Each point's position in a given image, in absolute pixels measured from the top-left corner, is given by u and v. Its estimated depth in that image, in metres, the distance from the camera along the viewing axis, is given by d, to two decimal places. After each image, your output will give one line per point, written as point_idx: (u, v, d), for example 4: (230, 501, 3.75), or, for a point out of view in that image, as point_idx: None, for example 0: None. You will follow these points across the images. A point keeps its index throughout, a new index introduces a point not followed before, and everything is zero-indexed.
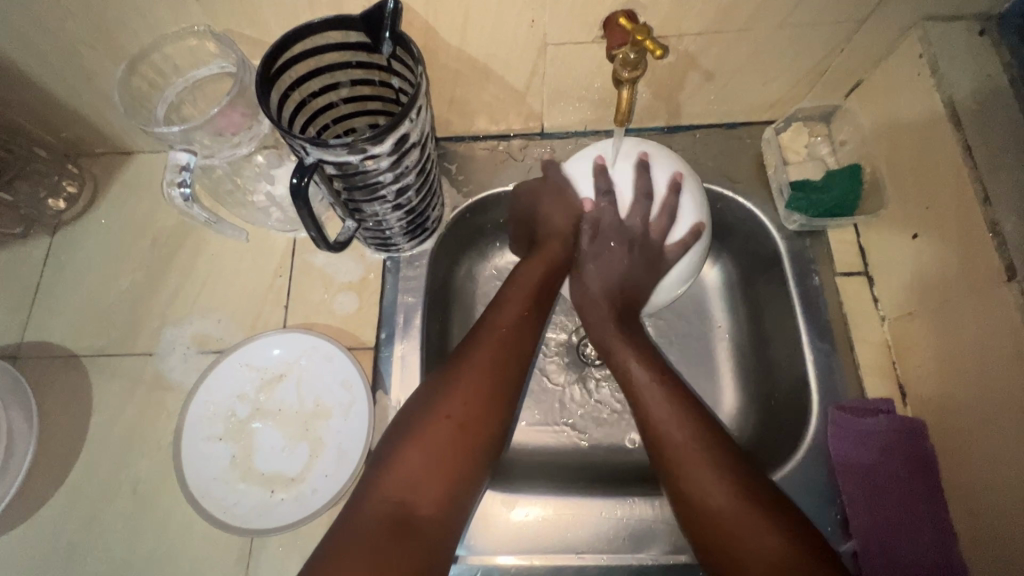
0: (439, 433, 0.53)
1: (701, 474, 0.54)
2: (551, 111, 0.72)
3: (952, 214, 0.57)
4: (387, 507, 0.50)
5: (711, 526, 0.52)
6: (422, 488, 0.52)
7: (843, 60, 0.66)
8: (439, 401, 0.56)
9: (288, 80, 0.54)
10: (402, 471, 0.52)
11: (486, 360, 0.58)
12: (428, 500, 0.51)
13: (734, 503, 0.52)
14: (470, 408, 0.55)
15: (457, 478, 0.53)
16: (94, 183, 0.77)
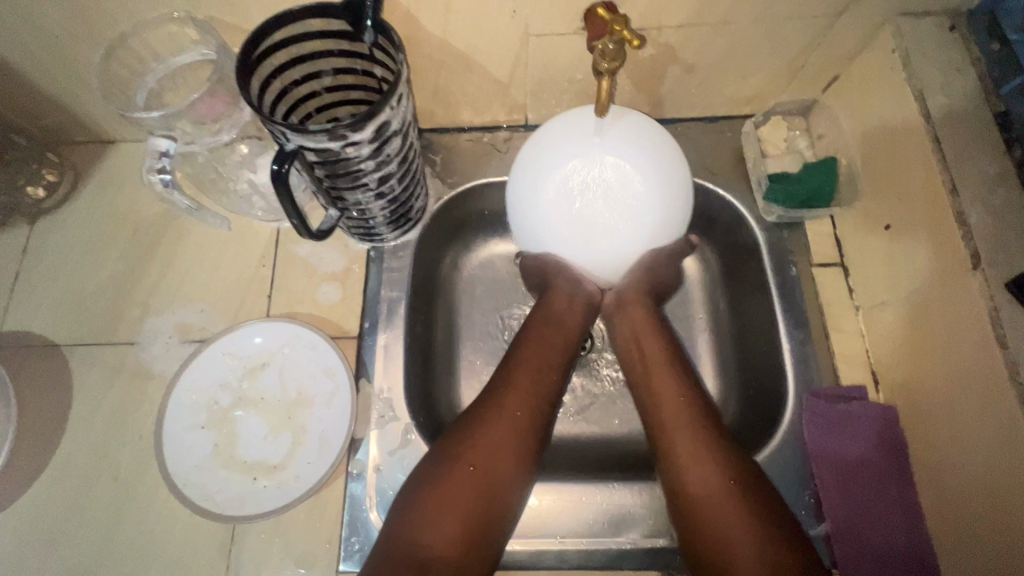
0: (459, 477, 0.54)
1: (694, 464, 0.55)
2: (534, 103, 0.73)
3: (922, 205, 0.59)
4: (407, 545, 0.51)
5: (696, 510, 0.53)
6: (439, 535, 0.52)
7: (820, 54, 0.67)
8: (466, 443, 0.56)
9: (269, 67, 0.54)
10: (421, 517, 0.53)
11: (513, 400, 0.59)
12: (444, 548, 0.51)
13: (721, 487, 0.54)
14: (490, 449, 0.56)
15: (481, 519, 0.53)
16: (74, 172, 0.77)
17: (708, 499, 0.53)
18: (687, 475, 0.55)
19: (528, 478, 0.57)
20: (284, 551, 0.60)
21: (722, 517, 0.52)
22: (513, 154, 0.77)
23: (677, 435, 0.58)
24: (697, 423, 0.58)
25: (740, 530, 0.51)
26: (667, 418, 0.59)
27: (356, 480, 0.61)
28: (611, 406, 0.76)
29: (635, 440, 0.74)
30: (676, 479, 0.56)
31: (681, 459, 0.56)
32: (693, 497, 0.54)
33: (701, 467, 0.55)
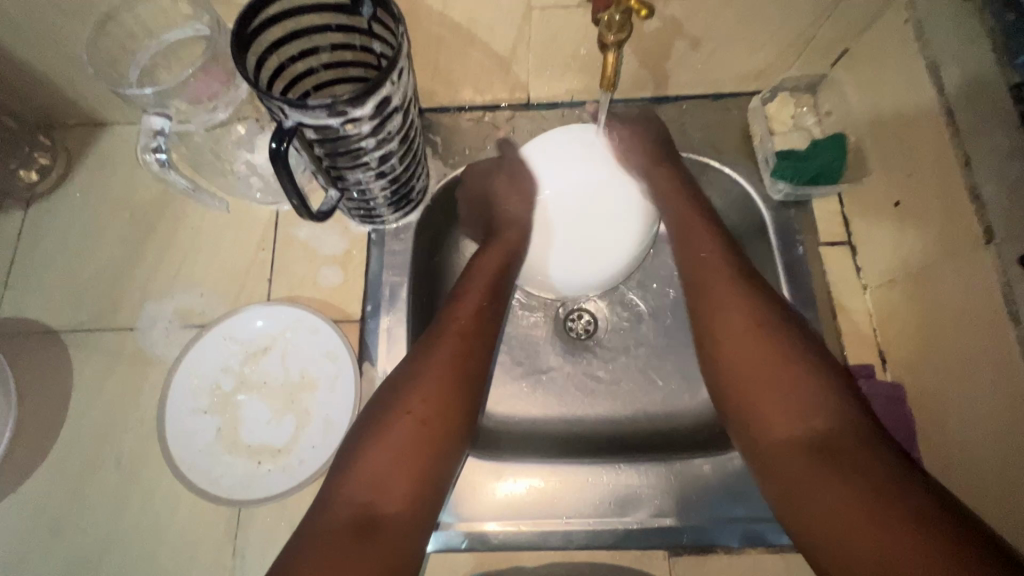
0: (402, 430, 0.53)
1: (780, 415, 0.51)
2: (537, 81, 0.71)
3: (934, 179, 0.57)
4: (351, 503, 0.50)
5: (781, 465, 0.50)
6: (388, 487, 0.51)
7: (829, 27, 0.65)
8: (405, 394, 0.55)
9: (265, 43, 0.52)
10: (364, 472, 0.51)
11: (451, 358, 0.58)
12: (393, 498, 0.50)
13: (837, 423, 0.49)
14: (432, 403, 0.55)
15: (423, 471, 0.52)
16: (67, 155, 0.75)
17: (808, 461, 0.48)
18: (781, 440, 0.50)
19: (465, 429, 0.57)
20: (290, 535, 0.59)
21: (829, 474, 0.47)
22: (516, 134, 0.75)
23: (773, 397, 0.52)
24: (785, 374, 0.52)
25: (827, 492, 0.46)
26: (743, 381, 0.54)
27: None
28: (615, 388, 0.75)
29: (640, 421, 0.74)
30: (773, 447, 0.51)
31: (772, 421, 0.52)
32: (775, 443, 0.51)
33: (773, 411, 0.52)
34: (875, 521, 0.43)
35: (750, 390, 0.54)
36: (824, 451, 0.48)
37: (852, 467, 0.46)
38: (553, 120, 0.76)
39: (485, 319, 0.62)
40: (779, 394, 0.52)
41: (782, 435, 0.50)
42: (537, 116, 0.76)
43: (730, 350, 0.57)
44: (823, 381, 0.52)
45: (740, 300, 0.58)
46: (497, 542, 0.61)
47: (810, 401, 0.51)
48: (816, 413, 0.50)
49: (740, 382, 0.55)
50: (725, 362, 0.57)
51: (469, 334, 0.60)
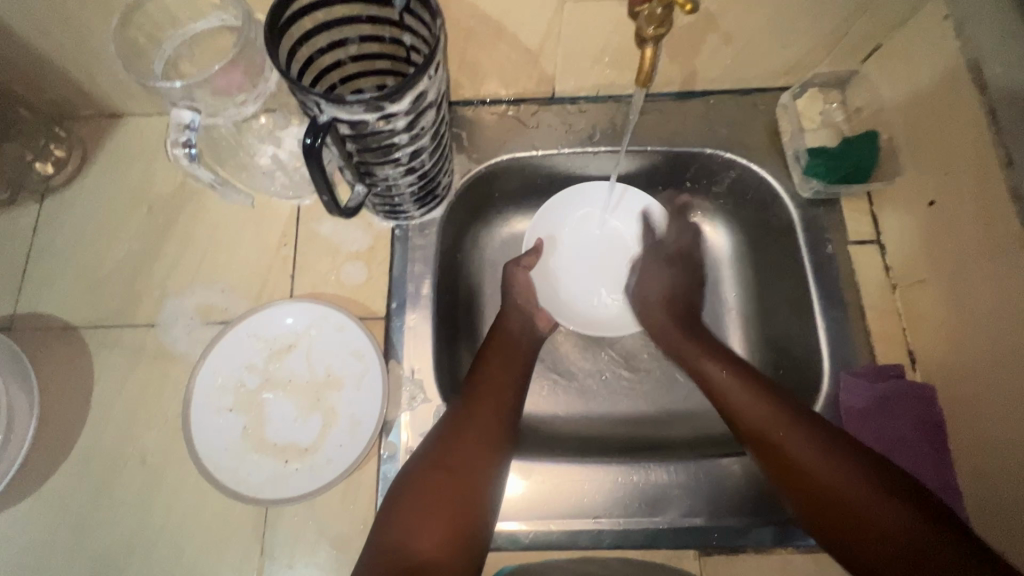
0: (435, 479, 0.55)
1: (816, 458, 0.55)
2: (564, 74, 0.70)
3: (972, 179, 0.57)
4: (390, 548, 0.51)
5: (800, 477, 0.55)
6: (422, 532, 0.52)
7: (864, 23, 0.64)
8: (439, 445, 0.57)
9: (296, 34, 0.51)
10: (400, 518, 0.53)
11: (480, 416, 0.59)
12: (428, 542, 0.52)
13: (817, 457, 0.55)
14: (464, 454, 0.56)
15: (458, 519, 0.53)
16: (83, 147, 0.74)
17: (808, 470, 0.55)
18: (791, 456, 0.56)
19: (499, 479, 0.57)
20: (318, 534, 0.59)
21: (829, 478, 0.54)
22: (541, 129, 0.74)
23: (777, 423, 0.58)
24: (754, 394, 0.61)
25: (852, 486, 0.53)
26: (756, 419, 0.59)
27: (388, 462, 0.61)
28: (638, 386, 0.76)
29: (664, 419, 0.74)
30: (788, 461, 0.56)
31: (789, 446, 0.56)
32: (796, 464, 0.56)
33: (800, 438, 0.56)
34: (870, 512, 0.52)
35: (756, 416, 0.59)
36: (803, 465, 0.55)
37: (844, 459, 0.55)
38: (578, 115, 0.75)
39: (515, 382, 0.64)
40: (775, 417, 0.58)
41: (797, 451, 0.56)
42: (561, 110, 0.75)
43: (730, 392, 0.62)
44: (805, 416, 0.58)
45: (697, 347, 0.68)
46: (527, 542, 0.60)
47: (798, 426, 0.57)
48: (802, 436, 0.57)
49: (761, 420, 0.59)
50: (728, 399, 0.62)
51: (498, 396, 0.62)
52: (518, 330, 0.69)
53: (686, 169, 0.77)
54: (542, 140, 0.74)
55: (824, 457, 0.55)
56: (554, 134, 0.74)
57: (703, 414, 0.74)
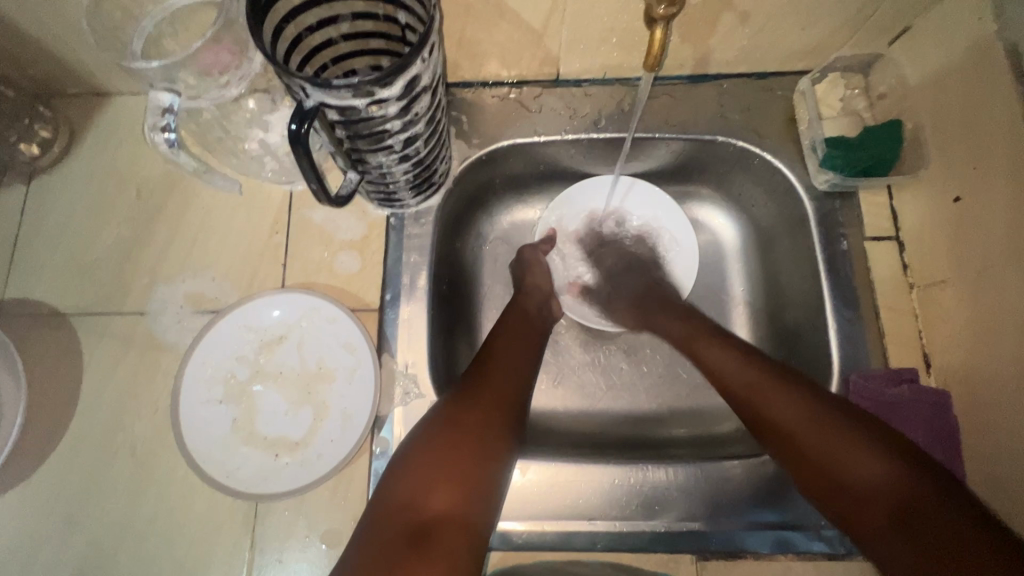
0: (442, 438, 0.53)
1: (791, 417, 0.53)
2: (569, 56, 0.66)
3: (1002, 175, 0.53)
4: (398, 508, 0.49)
5: (776, 432, 0.54)
6: (432, 492, 0.50)
7: (893, 3, 0.60)
8: (447, 406, 0.56)
9: (282, 11, 0.48)
10: (408, 478, 0.51)
11: (493, 382, 0.59)
12: (439, 502, 0.50)
13: (798, 414, 0.53)
14: (475, 416, 0.55)
15: (467, 479, 0.51)
16: (69, 127, 0.71)
17: (788, 427, 0.53)
18: (793, 431, 0.53)
19: (506, 448, 0.56)
20: (309, 529, 0.58)
21: (830, 450, 0.50)
22: (544, 113, 0.71)
23: (778, 402, 0.54)
24: (745, 367, 0.58)
25: (859, 458, 0.49)
26: (756, 397, 0.56)
27: (380, 458, 0.60)
28: (639, 382, 0.74)
29: (666, 416, 0.73)
30: (789, 434, 0.53)
31: (787, 424, 0.53)
32: (770, 418, 0.54)
33: (778, 398, 0.54)
34: (872, 486, 0.48)
35: (748, 384, 0.57)
36: (807, 441, 0.51)
37: (809, 411, 0.53)
38: (583, 99, 0.71)
39: (525, 357, 0.63)
40: (775, 391, 0.55)
41: (799, 424, 0.52)
42: (565, 93, 0.71)
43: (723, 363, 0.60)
44: (786, 380, 0.56)
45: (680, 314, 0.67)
46: (520, 542, 0.59)
47: (795, 395, 0.54)
48: (795, 411, 0.53)
49: (743, 383, 0.57)
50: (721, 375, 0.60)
51: (509, 371, 0.61)
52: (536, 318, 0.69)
53: (694, 159, 0.74)
54: (544, 124, 0.71)
55: (830, 430, 0.51)
56: (557, 118, 0.71)
57: (707, 412, 0.72)
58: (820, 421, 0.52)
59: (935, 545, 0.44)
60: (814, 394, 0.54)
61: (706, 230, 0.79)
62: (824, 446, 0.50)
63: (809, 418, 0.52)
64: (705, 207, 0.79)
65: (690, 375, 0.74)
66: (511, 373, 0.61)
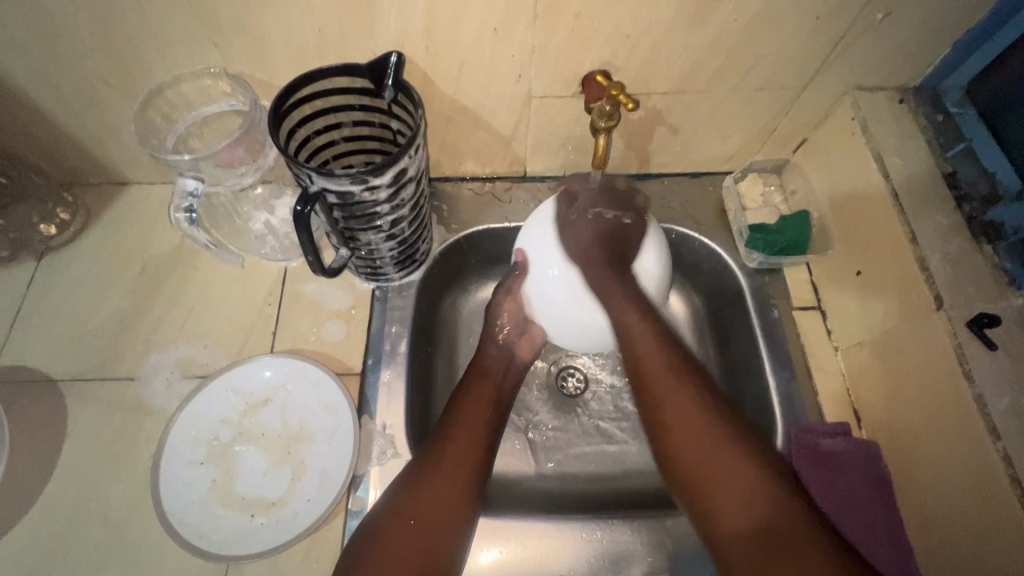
0: (447, 452, 0.61)
1: (681, 402, 0.59)
2: (534, 156, 0.79)
3: (888, 252, 0.65)
4: (404, 518, 0.55)
5: (660, 427, 0.59)
6: (435, 501, 0.57)
7: (789, 121, 0.75)
8: (454, 424, 0.64)
9: (296, 118, 0.59)
10: (420, 492, 0.57)
11: (454, 455, 0.61)
12: (439, 511, 0.57)
13: (678, 401, 0.59)
14: (465, 431, 0.63)
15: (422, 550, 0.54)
16: (87, 211, 0.79)
17: (664, 413, 0.59)
18: (692, 469, 0.56)
19: (468, 510, 0.58)
20: None
21: (689, 444, 0.56)
22: (514, 204, 0.82)
23: (699, 446, 0.56)
24: (741, 474, 0.53)
25: (718, 465, 0.54)
26: (699, 465, 0.55)
27: (355, 517, 0.62)
28: (607, 447, 0.78)
29: (632, 479, 0.76)
30: (670, 440, 0.58)
31: (752, 523, 0.51)
32: (656, 406, 0.60)
33: (669, 390, 0.59)
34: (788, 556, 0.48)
35: (650, 387, 0.61)
36: (682, 430, 0.57)
37: (683, 391, 0.59)
38: (547, 191, 0.83)
39: (485, 421, 0.65)
40: (738, 475, 0.53)
41: (722, 486, 0.53)
42: (531, 187, 0.84)
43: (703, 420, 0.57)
44: (688, 372, 0.60)
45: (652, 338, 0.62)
46: None
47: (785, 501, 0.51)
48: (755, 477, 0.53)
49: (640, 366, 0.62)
50: (638, 357, 0.63)
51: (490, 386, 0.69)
52: (508, 363, 0.71)
53: None
54: (513, 212, 0.82)
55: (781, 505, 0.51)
56: (524, 206, 0.82)
57: None
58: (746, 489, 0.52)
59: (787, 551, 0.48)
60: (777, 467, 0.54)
61: None
62: (692, 457, 0.56)
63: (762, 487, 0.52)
64: None
65: None
66: (480, 425, 0.65)
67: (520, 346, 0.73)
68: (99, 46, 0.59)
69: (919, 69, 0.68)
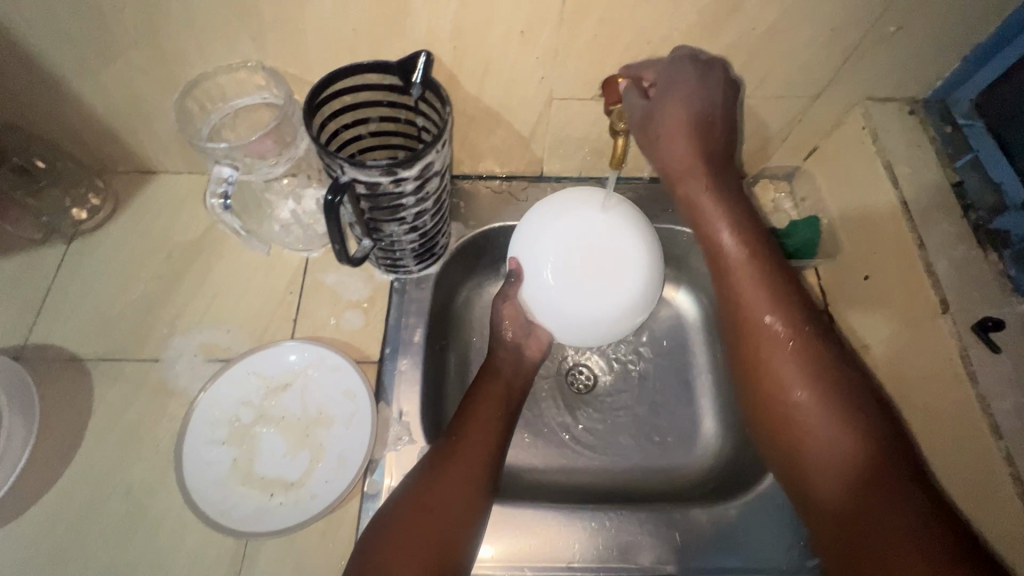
0: (464, 446, 0.62)
1: (754, 293, 0.63)
2: (551, 157, 0.81)
3: (894, 257, 0.66)
4: (425, 508, 0.57)
5: (736, 315, 0.64)
6: (454, 493, 0.58)
7: (801, 130, 0.77)
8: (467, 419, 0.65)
9: (327, 112, 0.62)
10: (439, 484, 0.59)
11: (470, 448, 0.62)
12: (457, 502, 0.58)
13: (750, 293, 0.63)
14: (479, 427, 0.65)
15: (445, 542, 0.55)
16: (116, 198, 0.82)
17: (740, 305, 0.64)
18: (769, 368, 0.60)
19: (484, 499, 0.60)
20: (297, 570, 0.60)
21: (761, 343, 0.61)
22: (530, 202, 0.84)
23: (770, 346, 0.60)
24: (803, 388, 0.57)
25: (787, 365, 0.59)
26: (766, 357, 0.60)
27: (370, 500, 0.63)
28: (615, 442, 0.79)
29: (637, 475, 0.78)
30: (744, 328, 0.63)
31: (808, 425, 0.56)
32: (732, 299, 0.64)
33: (746, 283, 0.64)
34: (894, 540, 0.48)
35: (733, 276, 0.65)
36: (750, 326, 0.62)
37: (756, 278, 0.63)
38: (562, 192, 0.85)
39: (497, 418, 0.67)
40: (801, 376, 0.58)
41: (788, 379, 0.58)
42: (547, 187, 0.86)
43: (804, 384, 0.57)
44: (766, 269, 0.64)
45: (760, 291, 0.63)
46: None
47: (845, 413, 0.54)
48: (854, 444, 0.53)
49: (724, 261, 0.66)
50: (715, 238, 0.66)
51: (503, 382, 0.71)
52: (522, 357, 0.73)
53: None
54: (529, 210, 0.84)
55: (885, 475, 0.50)
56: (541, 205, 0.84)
57: (676, 473, 0.78)
58: (809, 390, 0.57)
59: (831, 454, 0.54)
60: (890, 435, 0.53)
61: (666, 304, 0.88)
62: (762, 349, 0.61)
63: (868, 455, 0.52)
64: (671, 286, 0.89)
65: (660, 437, 0.80)
66: (494, 422, 0.66)
67: (528, 346, 0.74)
68: (142, 39, 0.62)
69: (929, 81, 0.70)
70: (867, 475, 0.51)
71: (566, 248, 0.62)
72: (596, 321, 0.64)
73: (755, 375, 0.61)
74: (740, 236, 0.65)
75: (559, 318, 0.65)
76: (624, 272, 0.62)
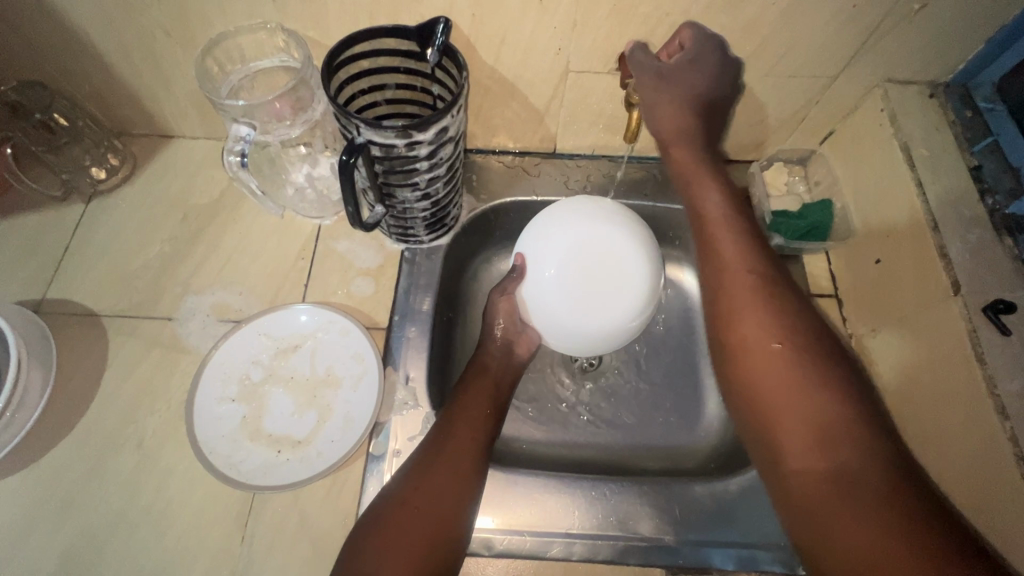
0: (451, 441, 0.60)
1: (736, 253, 0.61)
2: (565, 133, 0.81)
3: (907, 239, 0.66)
4: (411, 502, 0.55)
5: (713, 270, 0.61)
6: (442, 488, 0.56)
7: (817, 111, 0.77)
8: (455, 412, 0.64)
9: (344, 76, 0.62)
10: (425, 477, 0.57)
11: (458, 441, 0.60)
12: (446, 496, 0.56)
13: (737, 253, 0.60)
14: (467, 421, 0.63)
15: (436, 538, 0.53)
16: (134, 160, 0.83)
17: (722, 258, 0.61)
18: (739, 325, 0.56)
19: (473, 492, 0.58)
20: (302, 525, 0.61)
21: (733, 301, 0.58)
22: (542, 178, 0.84)
23: (744, 305, 0.57)
24: (781, 339, 0.53)
25: (761, 318, 0.56)
26: (740, 318, 0.57)
27: (375, 461, 0.64)
28: (617, 419, 0.80)
29: (637, 451, 0.78)
30: (716, 282, 0.60)
31: (770, 385, 0.52)
32: (715, 255, 0.62)
33: (726, 240, 0.62)
34: (858, 496, 0.44)
35: (714, 232, 0.63)
36: (726, 287, 0.59)
37: (734, 237, 0.62)
38: (574, 168, 0.85)
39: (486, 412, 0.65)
40: (771, 340, 0.54)
41: (762, 336, 0.55)
42: (559, 163, 0.86)
43: (780, 335, 0.54)
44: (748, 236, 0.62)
45: (738, 246, 0.61)
46: (502, 549, 0.63)
47: (822, 378, 0.51)
48: (830, 402, 0.49)
49: (710, 217, 0.64)
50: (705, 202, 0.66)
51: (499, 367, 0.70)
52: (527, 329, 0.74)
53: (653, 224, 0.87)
54: (541, 185, 0.84)
55: (856, 428, 0.47)
56: (553, 181, 0.84)
57: (676, 451, 0.78)
58: (783, 352, 0.53)
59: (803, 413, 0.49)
60: (859, 398, 0.50)
61: (675, 285, 0.88)
62: (733, 305, 0.58)
63: (842, 417, 0.48)
64: (677, 267, 0.89)
65: (663, 416, 0.80)
66: (482, 416, 0.64)
67: (518, 345, 0.72)
68: None
69: (951, 65, 0.69)
70: (846, 430, 0.47)
71: (569, 260, 0.62)
72: (571, 332, 0.65)
73: (726, 335, 0.57)
74: (727, 200, 0.65)
75: (543, 320, 0.65)
76: (615, 298, 0.62)
